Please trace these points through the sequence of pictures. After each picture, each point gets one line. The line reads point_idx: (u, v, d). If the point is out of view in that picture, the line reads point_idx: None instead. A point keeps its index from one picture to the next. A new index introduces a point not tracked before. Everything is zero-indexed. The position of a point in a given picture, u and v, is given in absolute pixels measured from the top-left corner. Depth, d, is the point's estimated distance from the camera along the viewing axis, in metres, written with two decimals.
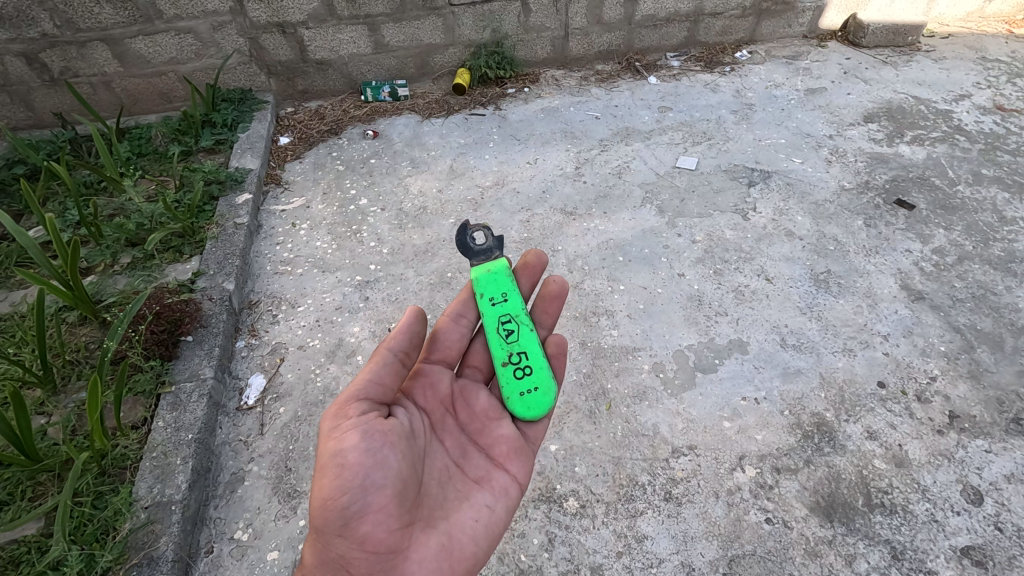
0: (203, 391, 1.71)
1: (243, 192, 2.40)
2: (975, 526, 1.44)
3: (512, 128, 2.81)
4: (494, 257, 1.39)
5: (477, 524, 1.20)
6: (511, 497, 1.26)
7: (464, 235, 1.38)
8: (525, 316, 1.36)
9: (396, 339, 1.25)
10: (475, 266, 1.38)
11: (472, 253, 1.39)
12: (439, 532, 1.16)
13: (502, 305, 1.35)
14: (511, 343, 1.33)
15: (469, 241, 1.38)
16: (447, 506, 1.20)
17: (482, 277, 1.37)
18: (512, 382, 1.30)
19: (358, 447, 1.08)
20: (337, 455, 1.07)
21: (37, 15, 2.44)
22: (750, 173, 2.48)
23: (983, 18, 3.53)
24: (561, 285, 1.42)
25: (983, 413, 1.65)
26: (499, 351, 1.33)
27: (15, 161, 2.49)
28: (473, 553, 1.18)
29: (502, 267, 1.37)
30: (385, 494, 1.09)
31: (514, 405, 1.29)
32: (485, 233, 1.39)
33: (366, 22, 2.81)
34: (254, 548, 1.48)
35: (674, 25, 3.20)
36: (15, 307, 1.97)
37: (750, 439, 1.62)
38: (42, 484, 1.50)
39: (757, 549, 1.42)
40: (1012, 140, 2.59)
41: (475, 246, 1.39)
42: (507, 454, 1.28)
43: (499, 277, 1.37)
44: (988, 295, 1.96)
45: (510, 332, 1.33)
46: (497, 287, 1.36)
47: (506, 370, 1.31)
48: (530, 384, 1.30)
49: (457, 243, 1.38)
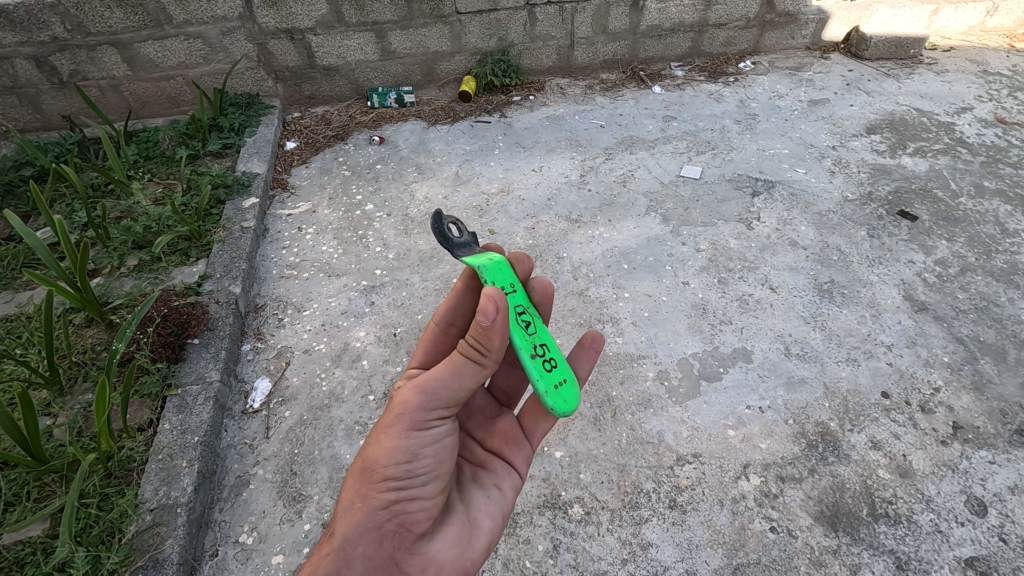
0: (209, 395, 1.72)
1: (250, 196, 2.41)
2: (979, 537, 1.44)
3: (517, 135, 2.83)
4: (481, 250, 1.15)
5: (491, 502, 1.22)
6: (515, 478, 1.29)
7: (441, 230, 1.11)
8: (533, 306, 1.17)
9: (502, 347, 1.02)
10: (466, 258, 1.12)
11: (454, 245, 1.13)
12: (460, 509, 1.18)
13: (514, 295, 1.12)
14: (532, 335, 1.12)
15: (447, 234, 1.12)
16: (462, 487, 1.22)
17: (484, 266, 1.11)
18: (544, 376, 1.10)
19: (431, 442, 1.09)
20: (411, 444, 1.06)
21: (48, 18, 2.46)
22: (753, 183, 2.49)
23: (984, 32, 3.57)
24: (548, 287, 1.24)
25: (987, 424, 1.66)
26: (522, 343, 1.10)
27: (23, 163, 2.51)
28: (489, 529, 1.20)
29: (500, 257, 1.14)
30: (435, 479, 1.10)
31: (551, 400, 1.10)
32: (459, 226, 1.14)
33: (374, 29, 2.83)
34: (259, 551, 1.48)
35: (679, 35, 3.23)
36: (21, 308, 1.99)
37: (754, 448, 1.63)
38: (48, 485, 1.50)
39: (762, 558, 1.42)
40: (1014, 153, 2.60)
41: (454, 239, 1.13)
42: (507, 441, 1.31)
43: (500, 265, 1.13)
44: (990, 307, 1.97)
45: (529, 323, 1.12)
46: (503, 277, 1.11)
47: (534, 363, 1.10)
48: (561, 376, 1.12)
49: (436, 234, 1.10)
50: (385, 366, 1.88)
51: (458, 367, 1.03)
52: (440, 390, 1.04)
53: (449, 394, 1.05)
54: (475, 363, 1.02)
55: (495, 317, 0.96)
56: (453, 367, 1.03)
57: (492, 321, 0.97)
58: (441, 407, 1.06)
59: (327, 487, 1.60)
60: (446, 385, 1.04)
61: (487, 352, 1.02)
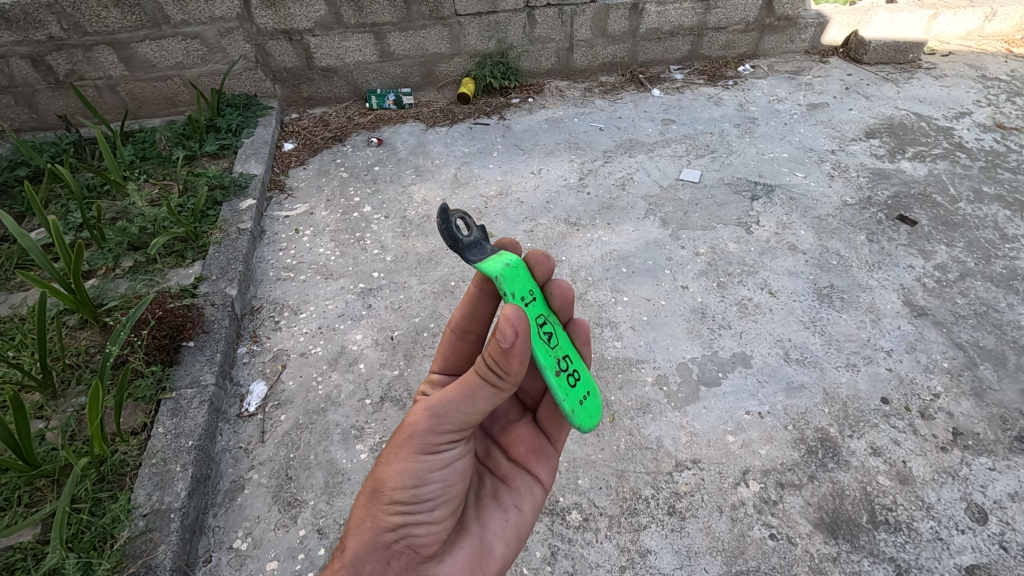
0: (204, 398, 1.70)
1: (246, 197, 2.39)
2: (979, 545, 1.43)
3: (516, 138, 2.83)
4: (493, 251, 1.05)
5: (507, 525, 1.21)
6: (538, 496, 1.28)
7: (449, 227, 0.98)
8: (554, 315, 1.14)
9: (522, 370, 0.98)
10: (481, 264, 1.02)
11: (464, 249, 1.01)
12: (474, 530, 1.17)
13: (534, 305, 1.07)
14: (555, 348, 1.09)
15: (457, 233, 0.99)
16: (480, 505, 1.21)
17: (504, 273, 1.02)
18: (569, 395, 1.08)
19: (441, 465, 1.07)
20: (420, 468, 1.04)
21: (44, 17, 2.45)
22: (753, 188, 2.49)
23: (983, 37, 3.58)
24: (567, 290, 1.15)
25: (987, 430, 1.65)
26: (547, 361, 1.07)
27: (18, 163, 2.49)
28: (503, 553, 1.19)
29: (516, 258, 1.06)
30: (445, 503, 1.09)
31: (578, 418, 1.09)
32: (467, 221, 1.02)
33: (372, 30, 2.82)
34: (253, 557, 1.46)
35: (678, 39, 3.23)
36: (14, 310, 1.97)
37: (753, 454, 1.61)
38: (40, 490, 1.49)
39: (761, 566, 1.41)
40: (1012, 158, 2.60)
41: (464, 239, 1.01)
42: (531, 455, 1.29)
43: (519, 270, 1.05)
44: (990, 313, 1.96)
45: (551, 336, 1.09)
46: (521, 284, 1.05)
47: (561, 380, 1.08)
48: (584, 392, 1.12)
49: (445, 237, 0.97)
50: (382, 369, 1.87)
51: (471, 390, 1.00)
52: (450, 413, 1.02)
53: (459, 418, 1.02)
54: (491, 386, 0.99)
55: (514, 339, 0.91)
56: (466, 389, 1.00)
57: (512, 344, 0.92)
58: (451, 431, 1.04)
59: (323, 492, 1.58)
60: (459, 410, 1.02)
61: (506, 377, 0.98)
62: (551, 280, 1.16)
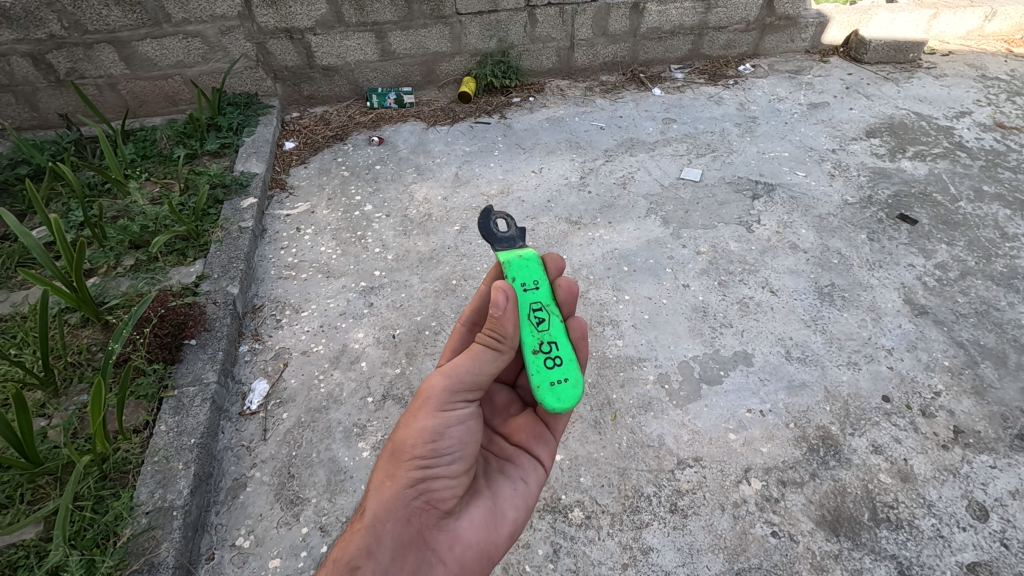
0: (206, 396, 1.70)
1: (248, 196, 2.39)
2: (980, 542, 1.44)
3: (517, 136, 2.83)
4: (520, 247, 1.19)
5: (517, 494, 1.22)
6: (542, 472, 1.28)
7: (487, 223, 1.19)
8: (556, 306, 1.17)
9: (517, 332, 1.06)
10: (500, 252, 1.17)
11: (495, 240, 1.19)
12: (486, 495, 1.18)
13: (534, 291, 1.14)
14: (542, 331, 1.13)
15: (492, 228, 1.19)
16: (490, 477, 1.22)
17: (513, 261, 1.15)
18: (541, 372, 1.10)
19: (457, 423, 1.09)
20: (439, 424, 1.07)
21: (45, 15, 2.44)
22: (753, 186, 2.49)
23: (983, 37, 3.59)
24: (573, 288, 1.20)
25: (987, 428, 1.66)
26: (528, 337, 1.12)
27: (19, 161, 2.48)
28: (514, 519, 1.20)
29: (533, 254, 1.17)
30: (462, 461, 1.11)
31: (543, 398, 1.09)
32: (508, 221, 1.21)
33: (373, 29, 2.82)
34: (256, 555, 1.46)
35: (678, 38, 3.23)
36: (15, 308, 1.97)
37: (754, 452, 1.62)
38: (42, 487, 1.49)
39: (763, 563, 1.41)
40: (1012, 157, 2.61)
41: (500, 233, 1.20)
42: (534, 436, 1.29)
43: (530, 262, 1.16)
44: (991, 311, 1.97)
45: (542, 320, 1.13)
46: (527, 273, 1.15)
47: (537, 358, 1.11)
48: (560, 375, 1.11)
49: (479, 228, 1.18)
50: (383, 368, 1.87)
51: (476, 352, 1.07)
52: (463, 374, 1.06)
53: (473, 378, 1.07)
54: (494, 347, 1.06)
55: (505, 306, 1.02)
56: (472, 352, 1.07)
57: (503, 311, 1.02)
58: (466, 390, 1.08)
59: (326, 490, 1.58)
60: (470, 370, 1.06)
61: (503, 339, 1.06)
62: (560, 275, 1.20)
